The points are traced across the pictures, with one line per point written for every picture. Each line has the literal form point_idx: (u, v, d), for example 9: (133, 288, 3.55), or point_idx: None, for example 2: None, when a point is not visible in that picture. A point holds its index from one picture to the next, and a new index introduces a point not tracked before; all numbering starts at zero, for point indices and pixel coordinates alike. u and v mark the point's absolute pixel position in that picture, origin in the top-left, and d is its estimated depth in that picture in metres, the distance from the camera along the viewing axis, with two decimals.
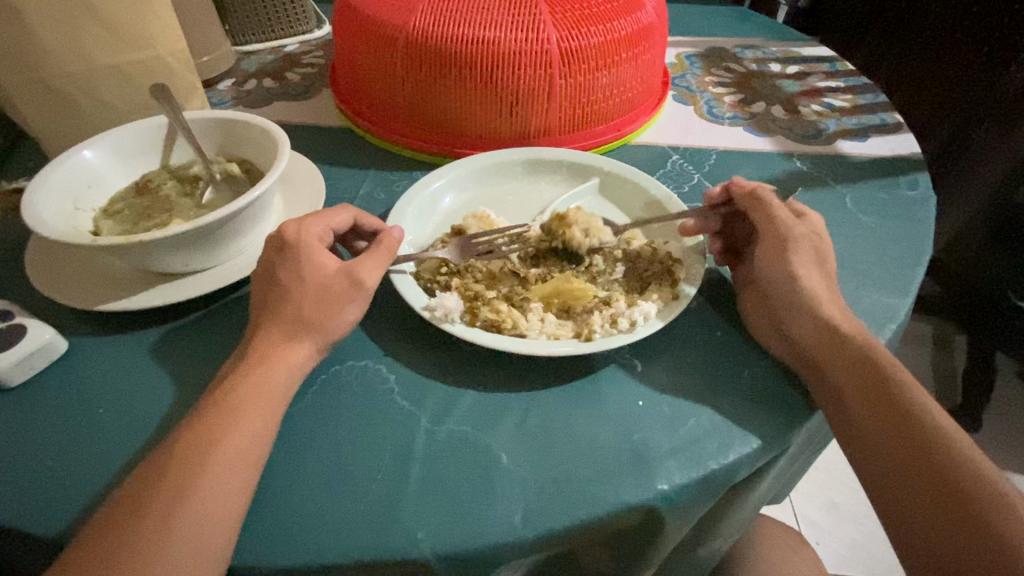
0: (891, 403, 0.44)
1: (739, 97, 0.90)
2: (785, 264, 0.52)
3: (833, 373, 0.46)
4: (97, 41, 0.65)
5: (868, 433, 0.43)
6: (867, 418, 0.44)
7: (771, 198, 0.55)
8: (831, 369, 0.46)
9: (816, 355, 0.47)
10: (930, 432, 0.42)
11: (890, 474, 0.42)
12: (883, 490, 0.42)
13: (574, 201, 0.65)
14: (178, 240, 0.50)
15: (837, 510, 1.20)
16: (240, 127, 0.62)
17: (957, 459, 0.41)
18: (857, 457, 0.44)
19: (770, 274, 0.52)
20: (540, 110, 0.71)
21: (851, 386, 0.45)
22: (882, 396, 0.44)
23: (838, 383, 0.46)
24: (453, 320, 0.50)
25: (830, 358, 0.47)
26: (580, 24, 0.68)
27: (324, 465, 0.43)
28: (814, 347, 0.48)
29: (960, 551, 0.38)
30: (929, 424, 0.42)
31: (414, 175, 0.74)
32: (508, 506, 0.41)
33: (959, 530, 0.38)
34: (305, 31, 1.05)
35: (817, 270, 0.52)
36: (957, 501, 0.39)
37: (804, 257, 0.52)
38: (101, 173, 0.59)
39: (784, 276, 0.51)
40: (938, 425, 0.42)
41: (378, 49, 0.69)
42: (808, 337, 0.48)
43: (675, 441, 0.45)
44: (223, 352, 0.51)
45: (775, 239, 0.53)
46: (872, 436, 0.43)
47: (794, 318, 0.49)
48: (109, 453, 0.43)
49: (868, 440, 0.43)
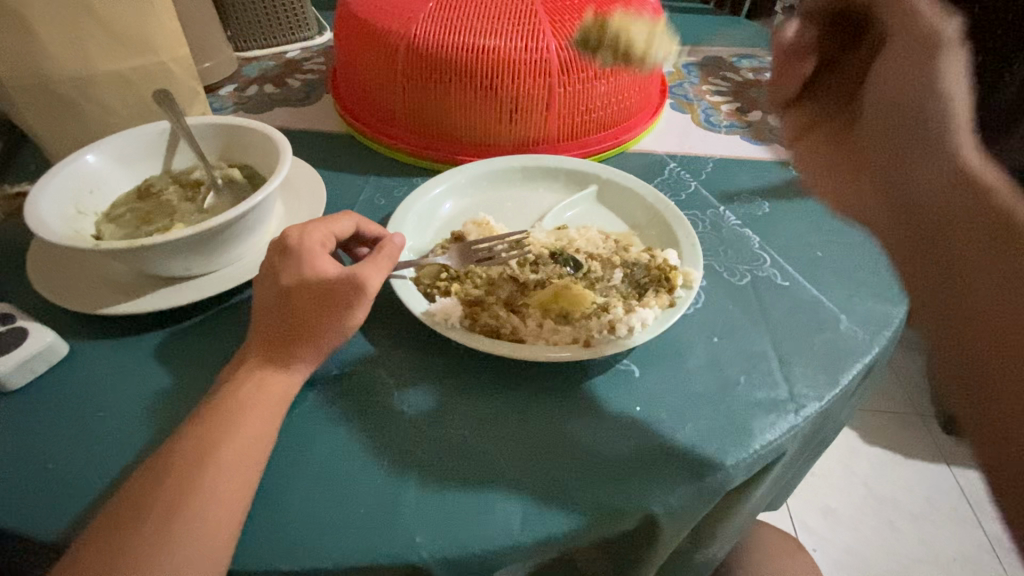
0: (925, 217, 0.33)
1: (736, 106, 0.91)
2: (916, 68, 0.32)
3: (948, 244, 0.32)
4: (101, 47, 0.65)
5: (977, 282, 0.31)
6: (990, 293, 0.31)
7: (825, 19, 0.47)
8: (956, 234, 0.32)
9: (937, 220, 0.32)
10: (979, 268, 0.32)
11: (1002, 377, 0.30)
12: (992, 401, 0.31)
13: (572, 208, 0.66)
14: (180, 244, 0.50)
15: (834, 516, 1.20)
16: (242, 133, 0.63)
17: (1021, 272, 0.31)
18: (950, 352, 0.33)
19: (880, 92, 0.34)
20: (539, 118, 0.71)
21: (970, 233, 0.31)
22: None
23: (970, 256, 0.31)
24: (452, 325, 0.50)
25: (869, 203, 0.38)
26: (580, 33, 0.69)
27: (324, 469, 0.43)
28: (936, 212, 0.32)
29: None
30: None
31: (415, 181, 0.74)
32: (507, 511, 0.41)
33: None
34: (307, 37, 1.06)
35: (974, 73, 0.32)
36: None
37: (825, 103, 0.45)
38: (104, 178, 0.59)
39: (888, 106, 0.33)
40: None
41: (380, 56, 0.70)
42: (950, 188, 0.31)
43: (673, 447, 0.45)
44: (223, 356, 0.51)
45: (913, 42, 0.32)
46: (989, 322, 0.31)
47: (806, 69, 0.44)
48: (110, 457, 0.43)
49: (975, 331, 0.31)
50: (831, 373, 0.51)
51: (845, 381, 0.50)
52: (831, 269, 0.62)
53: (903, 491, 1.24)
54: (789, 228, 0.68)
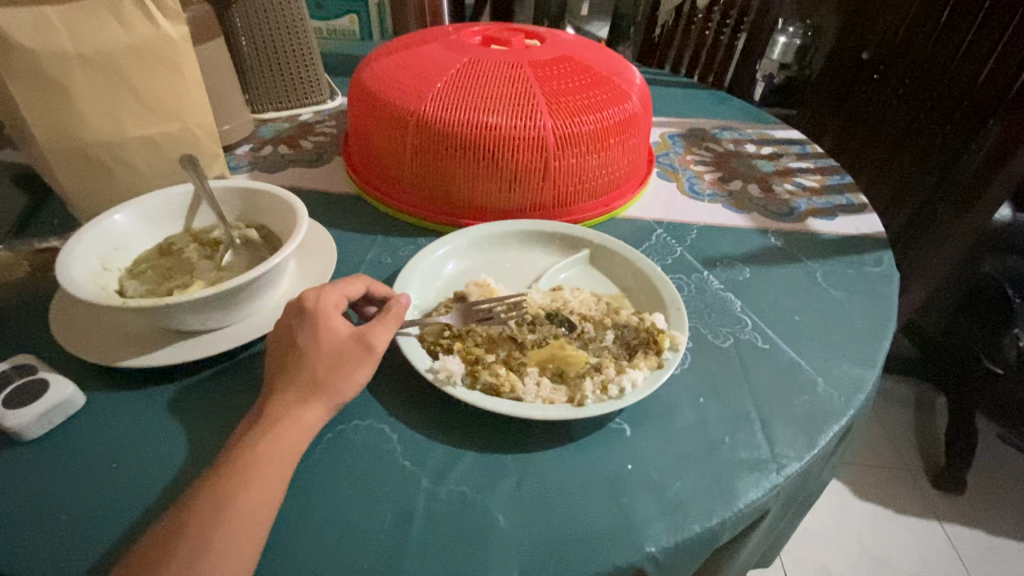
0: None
1: (718, 175, 0.98)
2: None
3: None
4: (134, 115, 0.71)
5: None
6: None
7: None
8: None
9: None
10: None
11: None
12: None
13: (567, 270, 0.71)
14: (201, 301, 0.54)
15: (829, 574, 1.19)
16: (261, 197, 0.67)
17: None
18: None
19: None
20: (537, 187, 0.77)
21: None
22: None
23: None
24: (455, 382, 0.53)
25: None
26: (574, 113, 0.76)
27: (328, 524, 0.45)
28: None
29: None
30: None
31: (419, 241, 0.79)
32: (505, 568, 0.43)
33: None
34: (319, 102, 1.13)
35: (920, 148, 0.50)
36: None
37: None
38: (128, 236, 0.63)
39: None
40: None
41: (391, 128, 0.76)
42: None
43: (662, 505, 0.48)
44: (235, 410, 0.53)
45: None
46: None
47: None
48: (122, 508, 0.45)
49: None
50: (810, 434, 0.54)
51: (823, 442, 0.54)
52: (809, 334, 0.66)
53: (894, 550, 1.24)
54: (768, 292, 0.73)
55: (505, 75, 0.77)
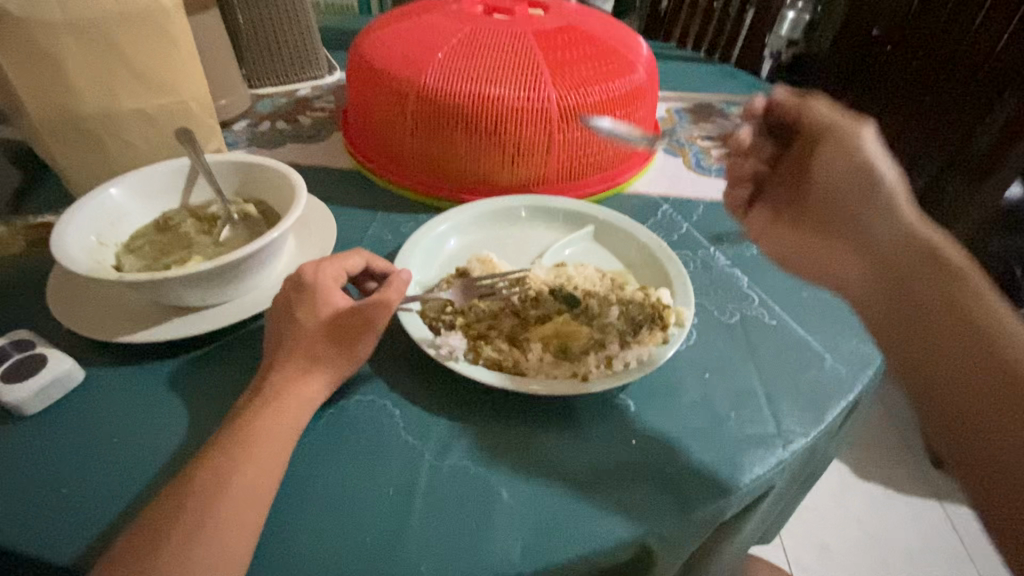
0: (999, 362, 0.44)
1: (725, 151, 0.96)
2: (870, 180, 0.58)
3: (914, 287, 0.50)
4: (127, 88, 0.69)
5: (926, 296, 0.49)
6: (941, 317, 0.47)
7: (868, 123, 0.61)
8: (910, 275, 0.51)
9: (896, 261, 0.52)
10: (1004, 338, 0.45)
11: (941, 366, 0.46)
12: (934, 379, 0.46)
13: (571, 246, 0.70)
14: (199, 276, 0.53)
15: (829, 553, 1.20)
16: (259, 171, 0.66)
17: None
18: (917, 347, 0.48)
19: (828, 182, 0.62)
20: (540, 161, 0.75)
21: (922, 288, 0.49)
22: (957, 310, 0.47)
23: (921, 294, 0.49)
24: (457, 358, 0.53)
25: (909, 263, 0.51)
26: (579, 84, 0.73)
27: (330, 498, 0.45)
28: (896, 254, 0.53)
29: (995, 423, 0.42)
30: (984, 326, 0.46)
31: (420, 217, 0.78)
32: (508, 542, 0.42)
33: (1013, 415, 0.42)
34: (317, 77, 1.11)
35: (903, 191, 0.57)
36: (984, 348, 0.45)
37: (857, 136, 0.61)
38: (124, 211, 0.62)
39: (847, 173, 0.60)
40: (992, 318, 0.46)
41: (391, 101, 0.74)
42: (894, 249, 0.53)
43: (667, 480, 0.47)
44: (235, 386, 0.53)
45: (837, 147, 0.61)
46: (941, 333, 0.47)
47: (874, 222, 0.57)
48: (123, 482, 0.45)
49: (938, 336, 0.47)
50: (816, 411, 0.54)
51: (830, 418, 0.53)
52: (817, 310, 0.65)
53: (895, 527, 1.25)
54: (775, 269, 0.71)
55: (508, 44, 0.75)
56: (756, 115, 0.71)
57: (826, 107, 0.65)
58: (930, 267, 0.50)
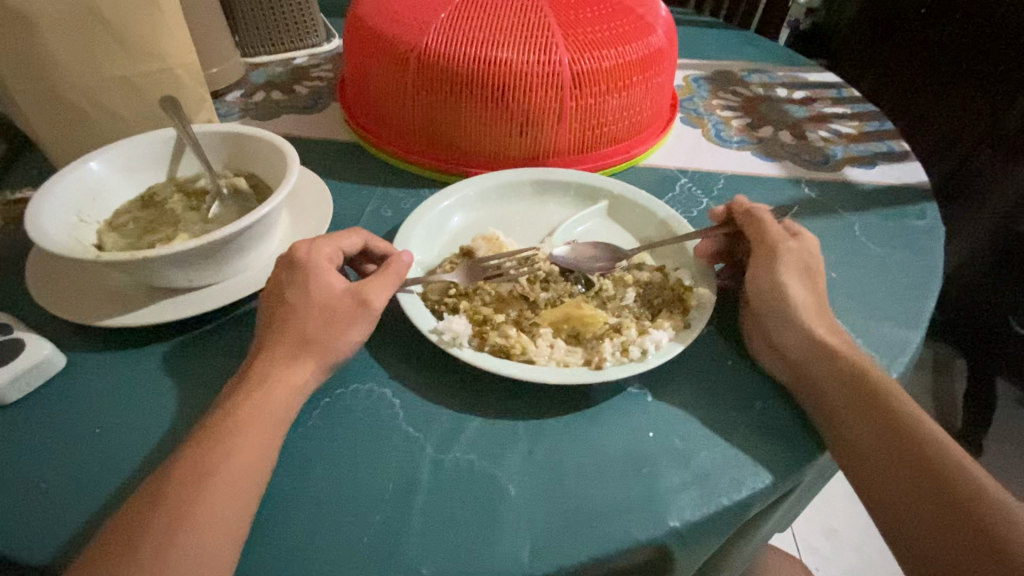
0: (932, 471, 0.41)
1: (746, 121, 0.90)
2: (775, 269, 0.53)
3: (825, 389, 0.47)
4: (107, 53, 0.63)
5: (856, 425, 0.45)
6: (865, 430, 0.44)
7: (785, 251, 0.54)
8: (821, 376, 0.47)
9: (809, 366, 0.48)
10: (932, 441, 0.43)
11: (887, 481, 0.42)
12: (885, 502, 0.42)
13: (583, 223, 0.65)
14: (184, 256, 0.49)
15: (838, 537, 1.16)
16: (249, 142, 0.62)
17: (978, 494, 0.40)
18: (856, 464, 0.44)
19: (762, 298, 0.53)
20: (550, 131, 0.70)
21: (835, 390, 0.46)
22: (876, 414, 0.44)
23: (837, 400, 0.46)
24: (461, 344, 0.49)
25: (823, 372, 0.48)
26: (592, 47, 0.68)
27: (326, 494, 0.42)
28: (806, 359, 0.49)
29: (961, 549, 0.38)
30: (907, 430, 0.43)
31: (422, 192, 0.74)
32: (516, 542, 0.39)
33: (968, 535, 0.39)
34: (314, 44, 1.05)
35: (804, 284, 0.53)
36: (917, 462, 0.42)
37: (790, 275, 0.53)
38: (107, 185, 0.58)
39: (769, 288, 0.53)
40: (913, 421, 0.44)
41: (390, 66, 0.69)
42: (801, 351, 0.49)
43: (687, 475, 0.44)
44: (225, 371, 0.50)
45: (766, 255, 0.55)
46: (871, 446, 0.44)
47: (790, 328, 0.50)
48: (106, 475, 0.42)
49: (867, 447, 0.44)
50: None
51: None
52: (846, 293, 0.61)
53: None
54: None
55: (516, 4, 0.69)
56: (697, 257, 0.58)
57: (770, 222, 0.57)
58: (842, 371, 0.47)
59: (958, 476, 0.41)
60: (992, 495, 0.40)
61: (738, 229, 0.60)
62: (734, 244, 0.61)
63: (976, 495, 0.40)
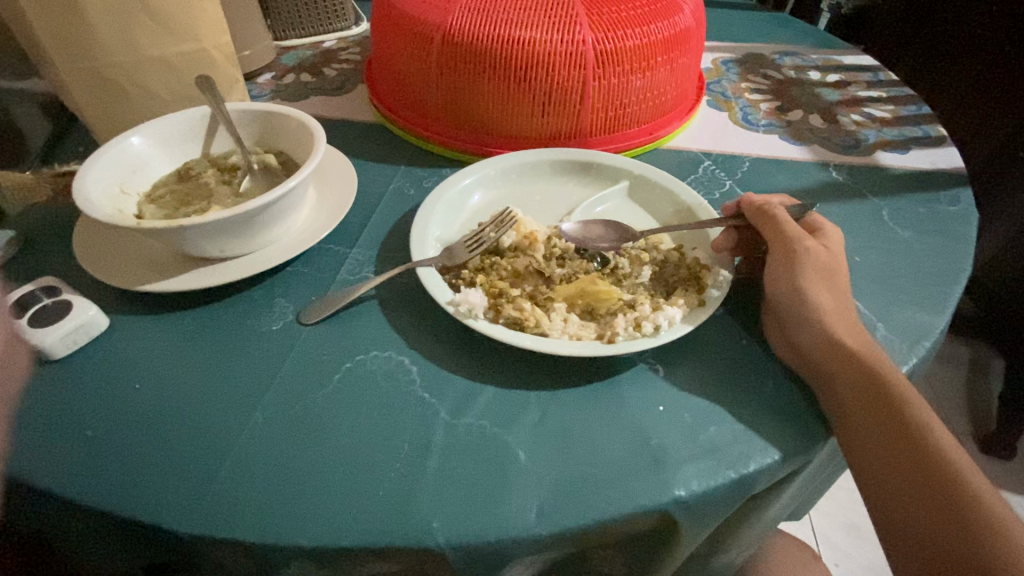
0: (936, 476, 0.41)
1: (775, 105, 0.88)
2: (795, 260, 0.51)
3: (838, 381, 0.46)
4: (147, 34, 0.66)
5: (862, 419, 0.44)
6: (871, 424, 0.44)
7: (806, 246, 0.52)
8: (835, 370, 0.46)
9: (821, 359, 0.47)
10: (939, 446, 0.42)
11: (889, 475, 0.42)
12: (884, 493, 0.42)
13: (601, 203, 0.65)
14: (215, 226, 0.52)
15: (859, 533, 1.14)
16: (278, 120, 0.64)
17: (976, 499, 0.40)
18: (858, 456, 0.44)
19: (776, 291, 0.52)
20: (572, 112, 0.71)
21: (847, 382, 0.45)
22: (884, 411, 0.44)
23: (847, 391, 0.45)
24: (476, 316, 0.50)
25: (842, 371, 0.46)
26: (616, 26, 0.68)
27: (345, 452, 0.44)
28: (817, 353, 0.48)
29: (954, 542, 0.39)
30: (912, 427, 0.43)
31: (444, 172, 0.75)
32: (524, 503, 0.41)
33: (959, 528, 0.39)
34: (344, 28, 1.07)
35: (827, 279, 0.51)
36: (918, 459, 0.42)
37: (811, 276, 0.50)
38: (146, 159, 0.61)
39: (789, 280, 0.51)
40: (920, 419, 0.43)
41: (414, 46, 0.70)
42: (813, 343, 0.48)
43: (696, 448, 0.44)
44: (252, 336, 0.53)
45: (784, 252, 0.52)
46: (875, 440, 0.43)
47: (805, 320, 0.49)
48: (143, 425, 0.45)
49: (871, 442, 0.43)
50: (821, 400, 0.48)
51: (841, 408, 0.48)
52: (868, 276, 0.60)
53: None
54: None
55: None
56: (717, 250, 0.56)
57: (787, 217, 0.55)
58: (853, 365, 0.46)
59: (959, 480, 0.41)
60: (990, 501, 0.40)
61: (749, 225, 0.57)
62: (755, 239, 0.58)
63: (972, 500, 0.40)
